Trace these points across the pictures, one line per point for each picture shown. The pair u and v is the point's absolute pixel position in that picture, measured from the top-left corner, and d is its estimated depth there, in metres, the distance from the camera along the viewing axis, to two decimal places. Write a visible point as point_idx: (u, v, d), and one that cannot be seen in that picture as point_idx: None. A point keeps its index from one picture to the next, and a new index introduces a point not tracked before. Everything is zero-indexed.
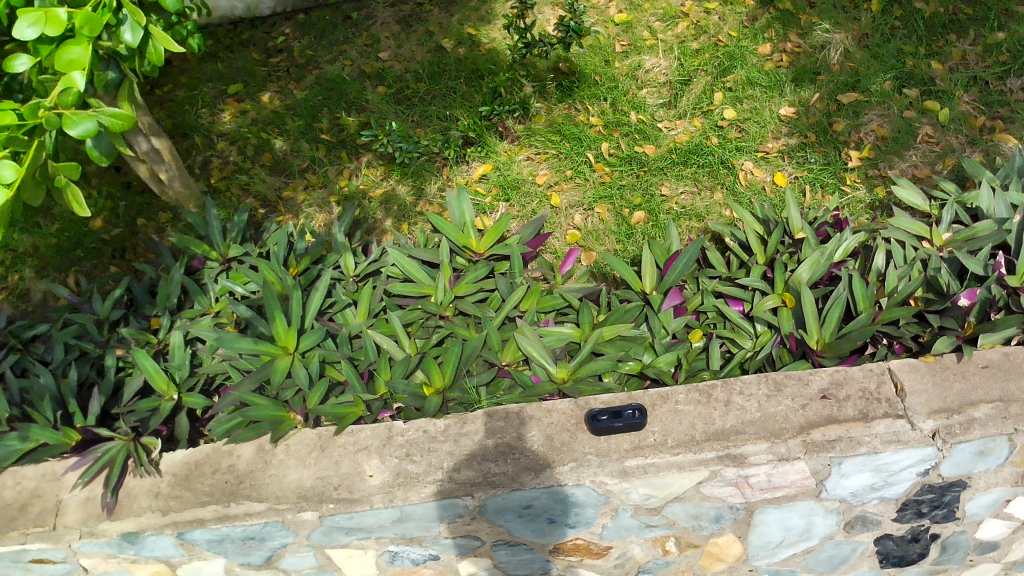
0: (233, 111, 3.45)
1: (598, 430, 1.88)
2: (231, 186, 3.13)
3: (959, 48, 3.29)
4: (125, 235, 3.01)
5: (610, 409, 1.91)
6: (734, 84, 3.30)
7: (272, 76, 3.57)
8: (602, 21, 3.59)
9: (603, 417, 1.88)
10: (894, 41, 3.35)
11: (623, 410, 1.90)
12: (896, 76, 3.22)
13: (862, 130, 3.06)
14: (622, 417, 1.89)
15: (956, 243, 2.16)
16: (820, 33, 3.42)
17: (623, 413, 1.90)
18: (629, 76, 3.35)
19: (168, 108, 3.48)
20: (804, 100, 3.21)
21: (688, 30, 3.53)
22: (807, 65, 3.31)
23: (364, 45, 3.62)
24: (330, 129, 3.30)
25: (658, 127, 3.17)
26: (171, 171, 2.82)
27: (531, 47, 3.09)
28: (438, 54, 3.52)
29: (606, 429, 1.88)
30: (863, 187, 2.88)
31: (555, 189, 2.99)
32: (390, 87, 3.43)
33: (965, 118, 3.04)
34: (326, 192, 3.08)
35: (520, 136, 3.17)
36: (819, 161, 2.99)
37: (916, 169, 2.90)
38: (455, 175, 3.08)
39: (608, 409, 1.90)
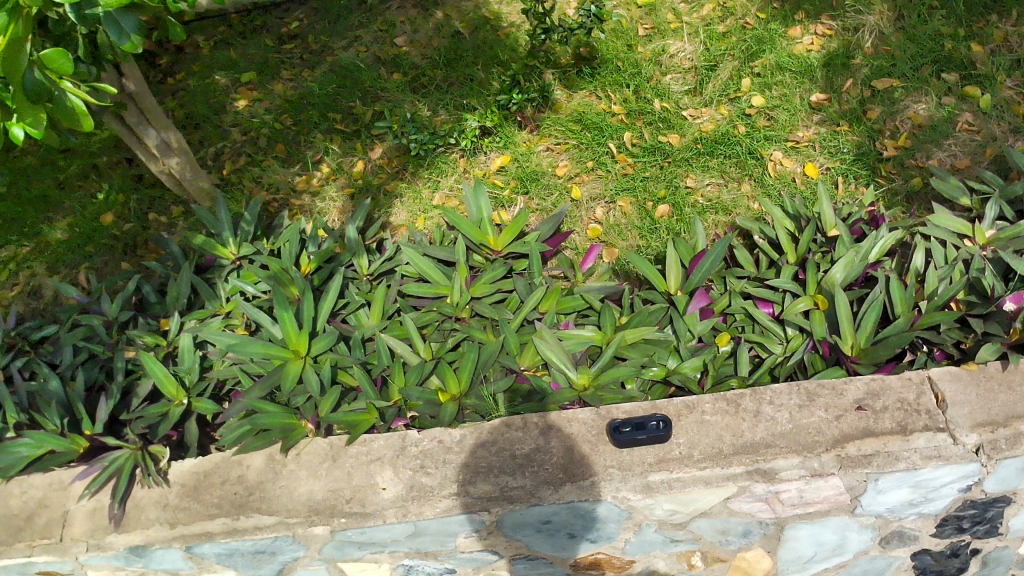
0: (246, 100, 3.36)
1: (624, 444, 1.80)
2: (243, 179, 3.05)
3: (1001, 29, 3.13)
4: (137, 230, 2.95)
5: (632, 421, 1.83)
6: (762, 69, 3.17)
7: (285, 63, 3.47)
8: (625, 4, 3.46)
9: (626, 429, 1.80)
10: (932, 22, 3.19)
11: (646, 421, 1.82)
12: (934, 60, 3.07)
13: (897, 118, 2.92)
14: (645, 429, 1.80)
15: (999, 242, 2.02)
16: (854, 14, 3.26)
17: (646, 424, 1.81)
18: (653, 62, 3.23)
19: (179, 98, 3.40)
20: (837, 85, 3.07)
21: (714, 12, 3.39)
22: (841, 50, 3.17)
23: (379, 31, 3.52)
24: (345, 119, 3.20)
25: (683, 115, 3.05)
26: (182, 164, 2.74)
27: (550, 33, 2.95)
28: (456, 39, 3.41)
29: (630, 442, 1.80)
30: (900, 179, 2.76)
31: (575, 182, 2.89)
32: (405, 74, 3.33)
33: (1007, 105, 2.89)
34: (339, 185, 3.00)
35: (539, 126, 3.06)
36: (852, 151, 2.86)
37: (956, 160, 2.75)
38: (472, 166, 2.97)
39: (629, 422, 1.82)
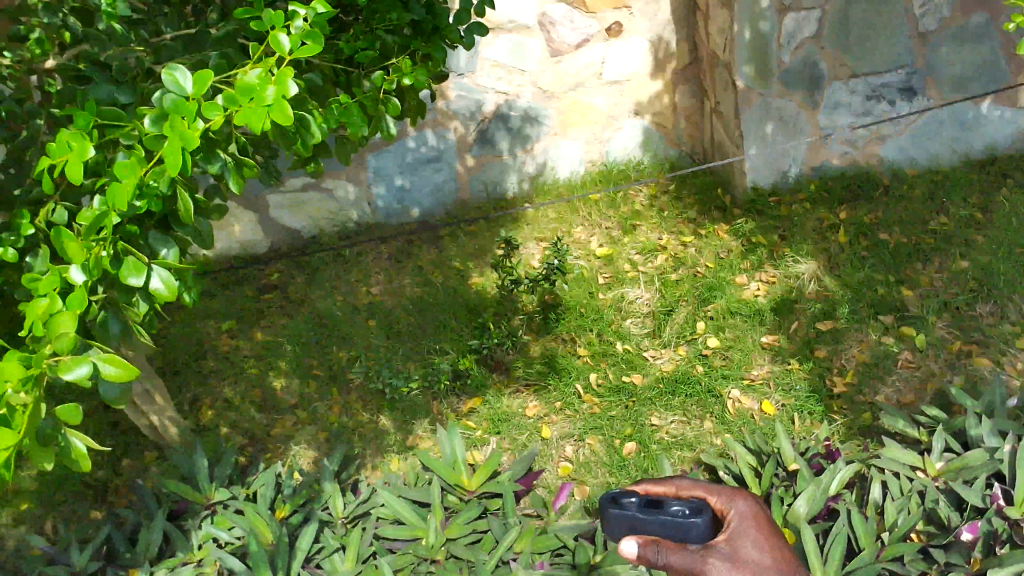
0: (227, 346, 3.15)
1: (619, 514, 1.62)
2: (221, 426, 2.87)
3: (969, 235, 2.95)
4: (105, 477, 2.81)
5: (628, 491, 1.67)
6: (716, 313, 2.94)
7: (265, 313, 3.27)
8: (584, 254, 3.26)
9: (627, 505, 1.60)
10: (912, 231, 3.03)
11: (669, 503, 1.64)
12: (869, 302, 2.82)
13: (843, 357, 2.69)
14: (690, 516, 1.61)
15: (949, 474, 2.05)
16: (794, 259, 3.04)
17: (665, 507, 1.63)
18: (613, 307, 3.02)
19: (158, 347, 3.15)
20: (785, 327, 2.84)
21: (667, 262, 3.18)
22: (785, 293, 2.94)
23: (356, 281, 3.36)
24: (322, 364, 3.04)
25: (644, 356, 2.86)
26: (160, 410, 2.66)
27: (516, 285, 2.92)
28: (428, 289, 3.25)
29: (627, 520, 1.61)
30: (850, 416, 2.52)
31: (545, 421, 2.72)
32: (381, 321, 3.15)
33: (979, 325, 2.68)
34: (315, 428, 2.83)
35: (508, 369, 2.88)
36: (805, 392, 2.63)
37: (900, 396, 2.54)
38: (444, 409, 2.81)
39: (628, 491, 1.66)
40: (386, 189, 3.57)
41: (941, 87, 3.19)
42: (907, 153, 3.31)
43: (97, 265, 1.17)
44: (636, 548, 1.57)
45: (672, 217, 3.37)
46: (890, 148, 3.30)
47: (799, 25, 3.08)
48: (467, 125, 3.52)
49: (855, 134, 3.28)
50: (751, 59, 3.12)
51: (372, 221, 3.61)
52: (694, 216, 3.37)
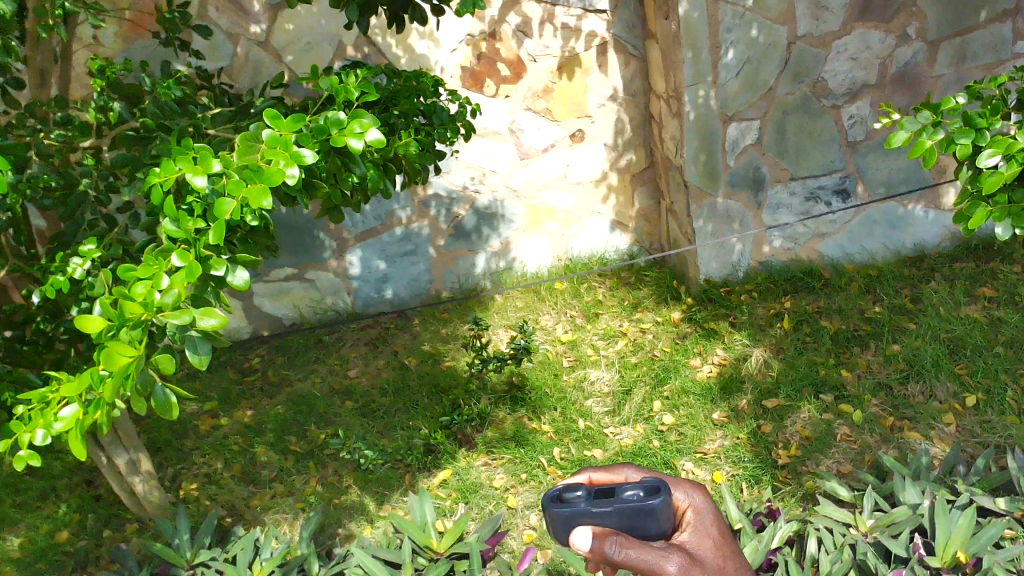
0: (208, 424, 3.29)
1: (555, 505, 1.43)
2: (201, 497, 2.98)
3: (901, 322, 3.22)
4: (86, 547, 2.89)
5: (570, 486, 1.47)
6: (671, 392, 3.16)
7: (246, 394, 3.42)
8: (549, 339, 3.49)
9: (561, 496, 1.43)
10: (850, 318, 3.29)
11: (620, 490, 1.43)
12: (811, 381, 3.06)
13: (787, 431, 2.91)
14: (647, 498, 1.40)
15: (879, 528, 2.25)
16: (742, 344, 3.29)
17: (618, 493, 1.42)
18: (576, 387, 3.24)
19: (142, 425, 3.28)
20: (734, 404, 3.07)
21: (627, 347, 3.42)
22: (733, 373, 3.18)
23: (334, 364, 3.53)
24: (300, 440, 3.18)
25: (605, 432, 3.06)
26: (145, 479, 2.78)
27: (486, 364, 3.14)
28: (401, 371, 3.43)
29: (576, 515, 1.40)
30: (794, 483, 2.72)
31: (511, 491, 2.89)
32: (356, 401, 3.32)
33: (908, 403, 2.92)
34: (292, 500, 2.96)
35: (477, 443, 3.07)
36: (753, 460, 2.83)
37: (840, 465, 2.74)
38: (417, 481, 2.96)
39: (573, 485, 1.45)
40: (364, 280, 3.82)
41: (870, 189, 3.59)
42: (844, 249, 3.64)
43: (189, 259, 1.52)
44: (592, 541, 1.36)
45: (630, 305, 3.64)
46: (830, 244, 3.64)
47: (741, 133, 3.45)
48: (441, 221, 3.81)
49: (796, 232, 3.62)
50: (700, 164, 3.45)
51: (350, 310, 3.84)
52: (652, 305, 3.64)
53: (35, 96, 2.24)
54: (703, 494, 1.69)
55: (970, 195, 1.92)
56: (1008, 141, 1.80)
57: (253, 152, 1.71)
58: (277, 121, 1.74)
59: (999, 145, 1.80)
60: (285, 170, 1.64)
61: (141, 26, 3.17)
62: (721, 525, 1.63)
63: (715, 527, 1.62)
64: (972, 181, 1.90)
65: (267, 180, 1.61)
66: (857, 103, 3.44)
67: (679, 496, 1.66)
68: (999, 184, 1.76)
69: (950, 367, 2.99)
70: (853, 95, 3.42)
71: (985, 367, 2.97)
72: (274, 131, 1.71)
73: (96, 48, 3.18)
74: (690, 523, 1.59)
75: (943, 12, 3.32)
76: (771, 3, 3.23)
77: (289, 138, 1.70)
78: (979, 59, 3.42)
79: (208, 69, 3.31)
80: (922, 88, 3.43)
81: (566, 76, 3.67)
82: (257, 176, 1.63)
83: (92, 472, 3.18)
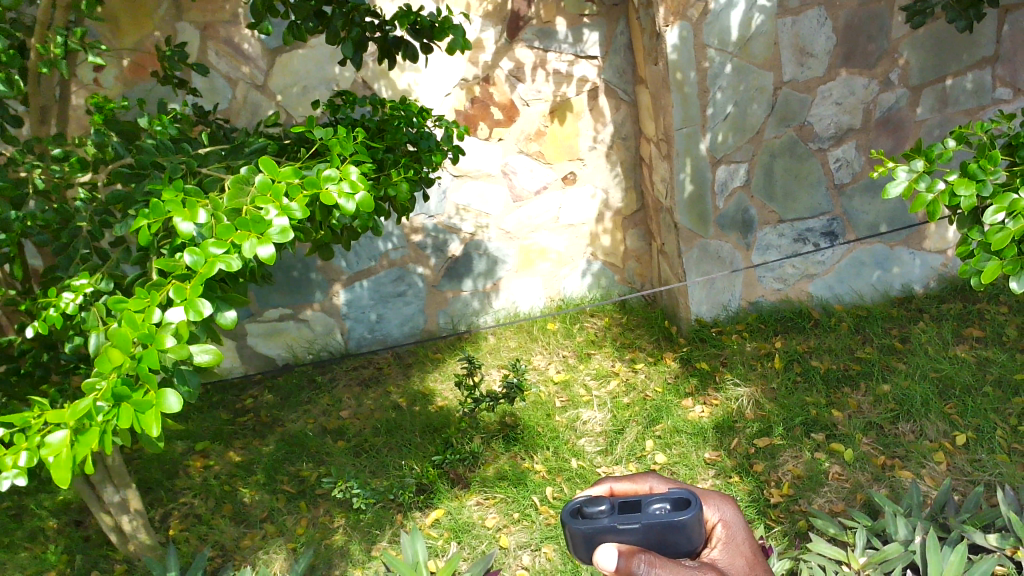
0: (198, 465, 3.28)
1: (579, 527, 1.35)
2: (191, 537, 2.95)
3: (889, 361, 3.25)
4: None
5: (592, 501, 1.40)
6: (663, 432, 3.18)
7: (238, 434, 3.41)
8: (542, 380, 3.51)
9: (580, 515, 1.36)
10: (841, 358, 3.32)
11: (645, 504, 1.36)
12: (803, 421, 3.07)
13: (779, 470, 2.92)
14: (675, 513, 1.34)
15: (871, 565, 2.25)
16: (734, 383, 3.31)
17: (644, 509, 1.36)
18: (568, 427, 3.25)
19: (133, 465, 3.27)
20: (726, 443, 3.07)
21: (619, 386, 3.43)
22: (726, 413, 3.19)
23: (327, 404, 3.53)
24: (292, 480, 3.16)
25: (598, 471, 3.06)
26: (135, 518, 2.77)
27: (479, 403, 3.16)
28: (395, 411, 3.43)
29: (599, 531, 1.34)
30: (787, 522, 2.72)
31: (503, 531, 2.88)
32: (348, 441, 3.31)
33: (898, 442, 2.94)
34: (283, 540, 2.93)
35: (469, 483, 3.07)
36: (745, 499, 2.83)
37: (832, 504, 2.74)
38: (409, 521, 2.95)
39: (594, 499, 1.39)
40: (358, 320, 3.84)
41: (858, 232, 3.64)
42: (833, 290, 3.69)
43: (187, 295, 1.58)
44: (619, 560, 1.29)
45: (622, 346, 3.66)
46: (819, 285, 3.69)
47: (729, 175, 3.51)
48: (434, 262, 3.84)
49: (785, 273, 3.67)
50: (690, 206, 3.50)
51: (344, 350, 3.85)
52: (643, 345, 3.66)
53: (37, 134, 2.28)
54: (732, 508, 1.64)
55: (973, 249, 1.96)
56: (1008, 198, 1.85)
57: (243, 195, 1.81)
58: (270, 169, 1.79)
59: (1001, 201, 1.85)
60: (277, 218, 1.68)
61: (142, 69, 3.24)
62: (750, 543, 1.59)
63: (744, 541, 1.58)
64: (972, 231, 1.96)
65: (260, 233, 1.66)
66: (843, 147, 3.51)
67: (709, 510, 1.61)
68: (1006, 240, 1.81)
69: (940, 406, 3.02)
70: (839, 139, 3.49)
71: (975, 406, 3.00)
72: (266, 178, 1.77)
73: (96, 90, 3.23)
74: (721, 539, 1.56)
75: (925, 59, 3.41)
76: (756, 50, 3.32)
77: (282, 186, 1.76)
78: (961, 104, 3.50)
79: (207, 111, 3.36)
80: (906, 132, 3.51)
81: (558, 120, 3.74)
82: (254, 224, 1.66)
83: (81, 512, 3.16)
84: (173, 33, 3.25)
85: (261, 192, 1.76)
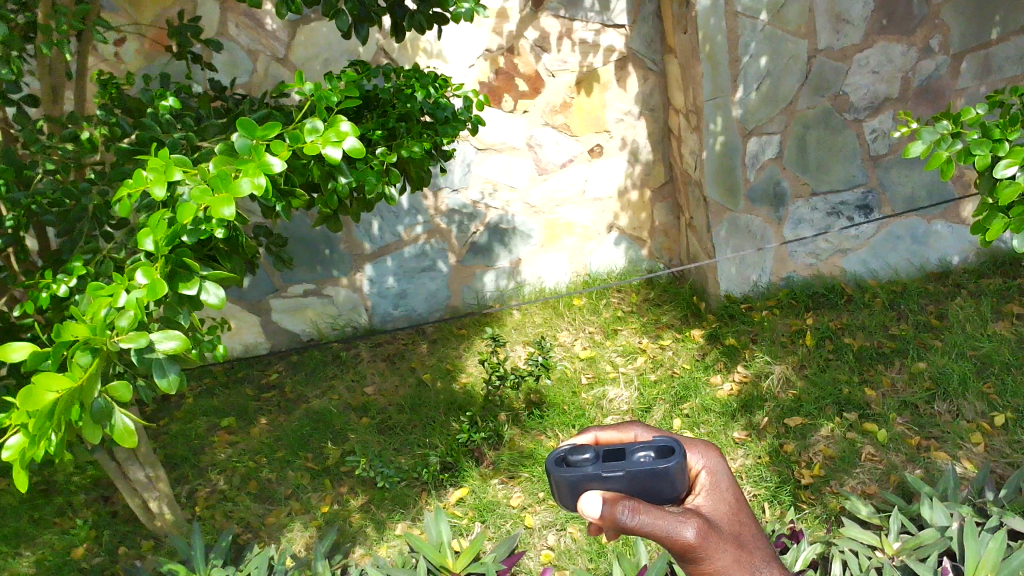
0: (223, 441, 3.27)
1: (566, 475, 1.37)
2: (216, 514, 2.95)
3: (925, 339, 3.16)
4: (101, 564, 2.86)
5: (575, 448, 1.42)
6: (691, 410, 3.12)
7: (263, 410, 3.40)
8: (568, 356, 3.47)
9: (567, 463, 1.38)
10: (874, 334, 3.23)
11: (632, 451, 1.38)
12: (835, 400, 3.00)
13: (810, 450, 2.85)
14: (659, 461, 1.36)
15: (906, 551, 2.19)
16: (764, 360, 3.24)
17: (630, 456, 1.38)
18: (595, 405, 3.20)
19: (160, 441, 3.28)
20: (755, 422, 3.01)
21: (646, 363, 3.38)
22: (754, 391, 3.12)
23: (351, 380, 3.51)
24: (316, 458, 3.14)
25: None
26: (161, 497, 2.76)
27: (503, 380, 3.13)
28: (419, 387, 3.40)
29: (583, 479, 1.36)
30: (819, 504, 2.66)
31: (529, 510, 2.85)
32: (373, 418, 3.29)
33: (932, 422, 2.86)
34: (308, 517, 2.92)
35: (494, 462, 3.04)
36: (774, 480, 2.77)
37: (865, 486, 2.68)
38: (434, 500, 2.93)
39: (579, 447, 1.41)
40: (382, 295, 3.81)
41: (894, 205, 3.53)
42: (867, 265, 3.60)
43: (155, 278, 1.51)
44: (603, 508, 1.32)
45: (650, 322, 3.60)
46: (853, 260, 3.60)
47: (761, 147, 3.41)
48: (458, 237, 3.79)
49: (818, 247, 3.58)
50: (718, 178, 3.41)
51: (368, 326, 3.83)
52: (672, 322, 3.60)
53: (50, 113, 2.24)
54: (716, 455, 1.64)
55: (989, 206, 1.88)
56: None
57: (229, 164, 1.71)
58: (250, 130, 1.68)
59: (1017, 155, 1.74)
60: (249, 179, 1.59)
61: (160, 44, 3.19)
62: (734, 490, 1.60)
63: (730, 485, 1.60)
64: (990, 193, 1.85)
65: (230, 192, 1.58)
66: (880, 117, 3.40)
67: (693, 458, 1.62)
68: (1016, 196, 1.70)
69: (978, 385, 2.93)
70: (875, 109, 3.38)
71: (1015, 385, 2.91)
72: (247, 143, 1.67)
73: (116, 64, 3.20)
74: (705, 487, 1.57)
75: (968, 25, 3.27)
76: (791, 17, 3.20)
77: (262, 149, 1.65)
78: (1004, 72, 3.36)
79: (227, 86, 3.32)
80: (945, 101, 3.39)
81: (584, 91, 3.65)
82: (224, 185, 1.59)
83: (109, 488, 3.17)
84: (193, 6, 3.20)
85: (245, 156, 1.67)
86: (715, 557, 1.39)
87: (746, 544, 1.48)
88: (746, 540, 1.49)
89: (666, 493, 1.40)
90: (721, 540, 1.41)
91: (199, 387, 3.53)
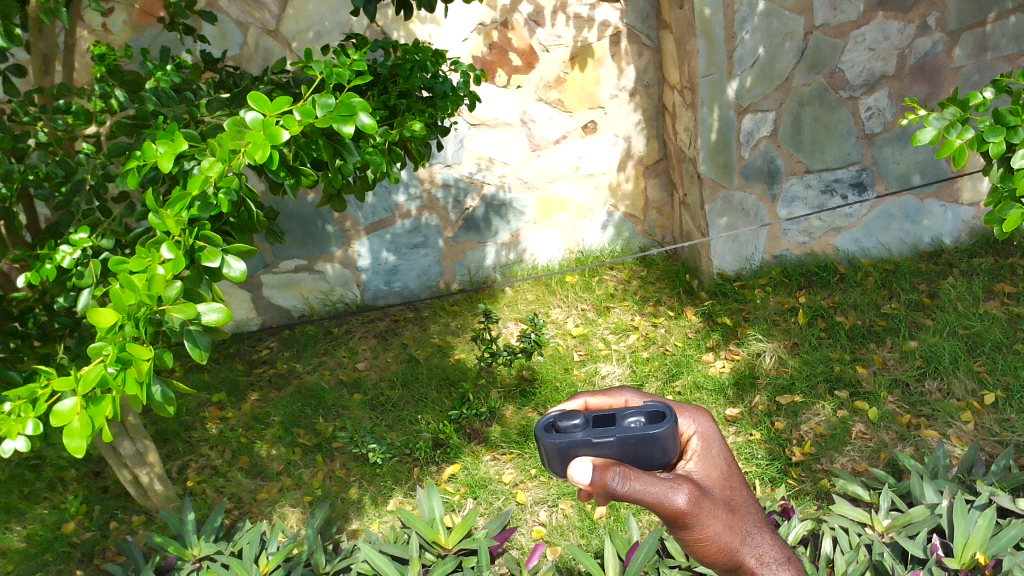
0: (214, 418, 3.26)
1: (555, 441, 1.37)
2: (207, 489, 2.95)
3: (917, 317, 3.17)
4: (94, 539, 2.85)
5: (566, 415, 1.42)
6: (683, 388, 3.12)
7: (255, 385, 3.40)
8: (560, 333, 3.46)
9: (556, 430, 1.38)
10: (865, 313, 3.24)
11: (622, 417, 1.38)
12: (826, 378, 3.01)
13: (801, 428, 2.86)
14: (650, 427, 1.36)
15: (895, 528, 2.19)
16: (756, 339, 3.24)
17: (619, 422, 1.38)
18: (587, 383, 3.19)
19: (150, 416, 3.27)
20: (747, 400, 3.02)
21: (639, 341, 3.37)
22: (747, 369, 3.13)
23: (343, 356, 3.50)
24: (308, 433, 3.14)
25: None
26: (153, 471, 2.74)
27: (495, 356, 3.13)
28: (411, 363, 3.39)
29: (573, 446, 1.36)
30: (809, 481, 2.67)
31: (520, 487, 2.85)
32: (365, 394, 3.28)
33: (923, 400, 2.87)
34: (299, 493, 2.92)
35: (486, 438, 3.04)
36: (765, 458, 2.78)
37: (855, 463, 2.69)
38: (426, 476, 2.93)
39: (569, 414, 1.41)
40: (375, 272, 3.79)
41: (888, 184, 3.53)
42: (860, 244, 3.59)
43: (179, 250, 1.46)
44: (594, 474, 1.31)
45: (643, 300, 3.60)
46: (845, 239, 3.59)
47: (756, 124, 3.40)
48: (452, 212, 3.77)
49: (811, 226, 3.57)
50: (713, 155, 3.40)
51: (360, 302, 3.82)
52: (665, 299, 3.59)
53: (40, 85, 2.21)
54: (708, 420, 1.64)
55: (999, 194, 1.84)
56: None
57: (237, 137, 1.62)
58: (260, 103, 1.60)
59: None
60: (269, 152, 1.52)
61: (151, 15, 3.15)
62: (726, 456, 1.59)
63: (721, 450, 1.59)
64: (1004, 183, 1.80)
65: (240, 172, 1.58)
66: (875, 95, 3.38)
67: (683, 422, 1.61)
68: None
69: (968, 363, 2.94)
70: (871, 87, 3.37)
71: (1006, 363, 2.92)
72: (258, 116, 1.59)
73: (105, 35, 3.15)
74: (697, 452, 1.57)
75: (964, 3, 3.26)
76: None
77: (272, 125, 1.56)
78: (1000, 50, 3.35)
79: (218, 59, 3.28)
80: (941, 80, 3.38)
81: (579, 67, 3.62)
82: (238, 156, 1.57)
83: (100, 463, 3.16)
84: None
85: (255, 129, 1.60)
86: (705, 523, 1.39)
87: (737, 510, 1.47)
88: (737, 506, 1.48)
89: (656, 458, 1.40)
90: (712, 505, 1.40)
91: (190, 362, 3.52)
